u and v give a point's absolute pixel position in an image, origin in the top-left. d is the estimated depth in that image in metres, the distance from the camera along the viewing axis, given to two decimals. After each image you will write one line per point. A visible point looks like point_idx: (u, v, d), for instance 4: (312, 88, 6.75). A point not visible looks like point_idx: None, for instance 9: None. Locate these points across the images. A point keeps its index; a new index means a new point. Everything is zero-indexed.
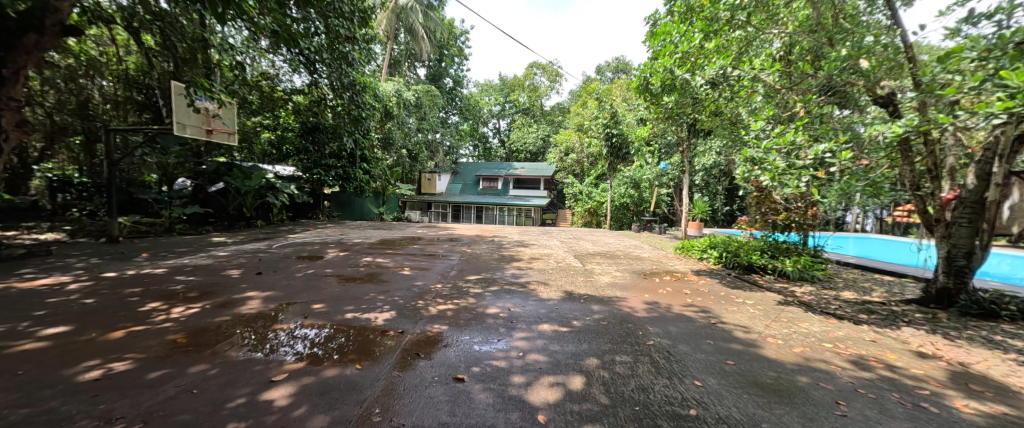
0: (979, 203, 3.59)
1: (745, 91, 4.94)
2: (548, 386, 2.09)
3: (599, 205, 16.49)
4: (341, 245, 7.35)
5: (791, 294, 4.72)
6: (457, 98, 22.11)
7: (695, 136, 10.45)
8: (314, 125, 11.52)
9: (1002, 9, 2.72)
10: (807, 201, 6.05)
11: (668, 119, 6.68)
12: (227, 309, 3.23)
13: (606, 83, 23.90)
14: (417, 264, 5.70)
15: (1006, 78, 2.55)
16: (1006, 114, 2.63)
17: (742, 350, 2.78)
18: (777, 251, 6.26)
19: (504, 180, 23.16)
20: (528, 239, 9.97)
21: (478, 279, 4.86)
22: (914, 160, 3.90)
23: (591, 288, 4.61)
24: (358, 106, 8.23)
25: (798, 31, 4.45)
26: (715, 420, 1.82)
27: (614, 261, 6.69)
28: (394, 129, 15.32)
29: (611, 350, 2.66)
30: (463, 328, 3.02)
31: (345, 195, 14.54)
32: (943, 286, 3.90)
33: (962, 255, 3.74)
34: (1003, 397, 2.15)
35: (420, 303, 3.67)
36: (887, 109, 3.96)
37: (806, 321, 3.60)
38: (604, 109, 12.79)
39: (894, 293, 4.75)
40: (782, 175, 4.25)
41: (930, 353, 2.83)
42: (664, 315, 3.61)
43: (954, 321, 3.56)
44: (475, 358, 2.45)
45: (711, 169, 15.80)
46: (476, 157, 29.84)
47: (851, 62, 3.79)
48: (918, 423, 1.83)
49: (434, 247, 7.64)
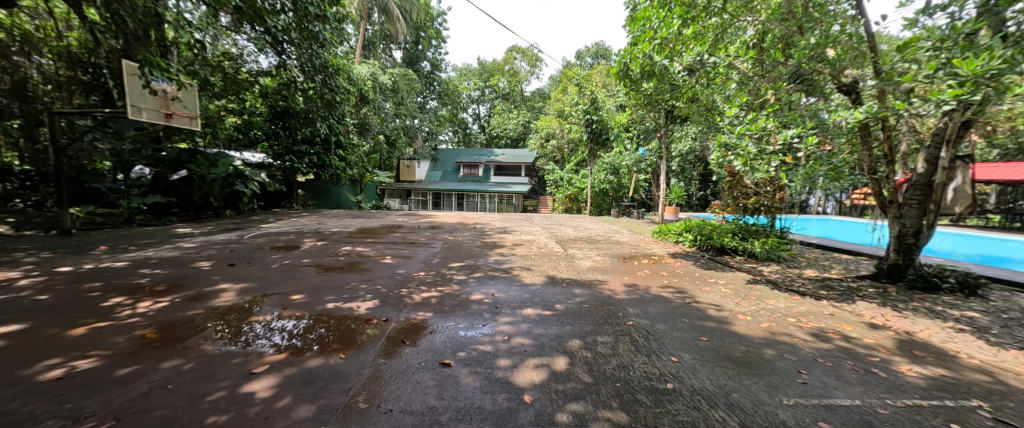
0: (928, 185, 3.88)
1: (720, 78, 5.13)
2: (533, 367, 2.15)
3: (580, 191, 16.68)
4: (318, 234, 7.18)
5: (759, 273, 5.02)
6: (434, 82, 21.52)
7: (673, 122, 10.65)
8: (285, 109, 11.04)
9: (954, 2, 2.89)
10: (776, 185, 6.36)
11: (647, 105, 6.76)
12: (199, 303, 3.11)
13: (587, 68, 23.97)
14: (399, 252, 5.66)
15: (956, 68, 2.75)
16: (955, 101, 2.87)
17: (715, 327, 2.94)
18: (748, 234, 6.56)
19: (485, 167, 22.98)
20: (509, 226, 10.01)
21: (461, 266, 4.87)
22: (872, 145, 4.15)
23: (573, 272, 4.74)
24: (331, 91, 8.03)
25: (770, 20, 4.64)
26: (689, 392, 1.93)
27: (594, 246, 6.84)
28: (370, 114, 14.81)
29: (593, 331, 2.75)
30: (447, 314, 3.04)
31: (321, 183, 14.15)
32: (894, 263, 4.22)
33: (912, 234, 4.04)
34: (941, 361, 2.38)
35: (403, 291, 3.65)
36: (850, 97, 4.22)
37: (773, 298, 3.83)
38: (584, 94, 12.90)
39: (850, 270, 5.13)
40: (755, 160, 4.63)
41: (881, 324, 3.08)
42: (643, 297, 3.76)
43: (903, 294, 3.88)
44: (461, 343, 2.47)
45: (686, 155, 16.24)
46: (456, 143, 29.40)
47: (819, 51, 3.97)
48: (870, 386, 2.01)
49: (415, 235, 7.57)
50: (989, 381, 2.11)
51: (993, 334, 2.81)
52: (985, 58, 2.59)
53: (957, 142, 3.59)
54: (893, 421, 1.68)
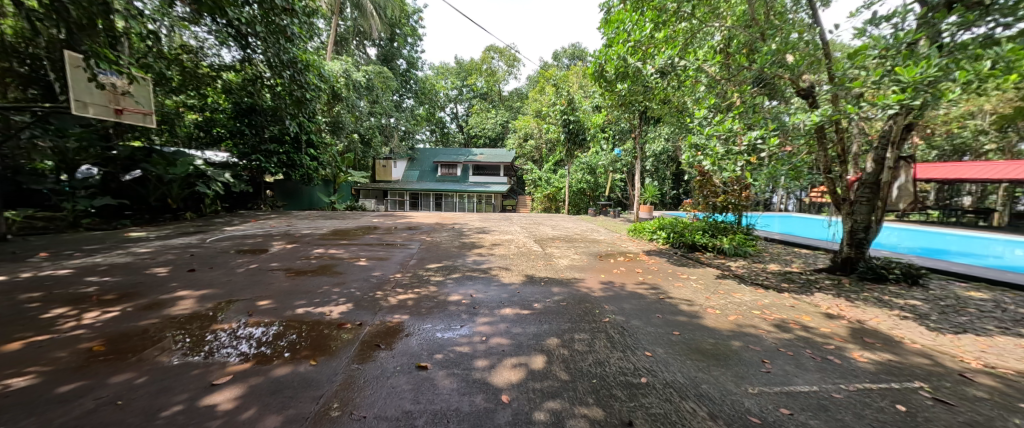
0: (875, 183, 4.16)
1: (690, 81, 5.27)
2: (511, 367, 2.16)
3: (558, 191, 16.88)
4: (288, 236, 6.90)
5: (727, 268, 5.25)
6: (411, 81, 21.13)
7: (647, 123, 10.94)
8: (250, 106, 10.61)
9: (896, 13, 3.12)
10: (742, 184, 6.65)
11: (621, 106, 6.91)
12: (155, 311, 2.91)
13: (564, 69, 24.26)
14: (374, 254, 5.53)
15: (899, 75, 2.96)
16: (897, 105, 3.08)
17: (686, 321, 3.04)
18: (717, 231, 6.84)
19: (463, 167, 22.81)
20: (488, 226, 9.99)
21: (439, 268, 4.81)
22: (827, 146, 4.43)
23: (551, 271, 4.79)
24: (301, 87, 7.76)
25: (736, 26, 4.88)
26: (662, 385, 1.99)
27: (572, 245, 6.94)
28: (344, 112, 14.32)
29: (570, 329, 2.79)
30: (425, 316, 3.00)
31: (291, 184, 13.64)
32: (847, 256, 4.51)
33: (861, 229, 4.34)
34: (888, 346, 2.57)
35: (379, 293, 3.57)
36: (807, 100, 4.44)
37: (740, 292, 4.02)
38: (561, 95, 13.05)
39: (809, 264, 5.45)
40: (722, 159, 4.76)
41: (836, 314, 3.29)
42: (619, 293, 3.85)
43: (855, 285, 4.16)
44: (438, 345, 2.44)
45: (660, 155, 16.74)
46: (434, 143, 29.03)
47: (781, 57, 4.30)
48: (826, 372, 2.15)
49: (391, 236, 7.42)
50: (929, 363, 2.30)
51: (932, 321, 3.06)
52: (923, 66, 2.81)
53: (899, 143, 3.89)
54: (846, 404, 1.80)
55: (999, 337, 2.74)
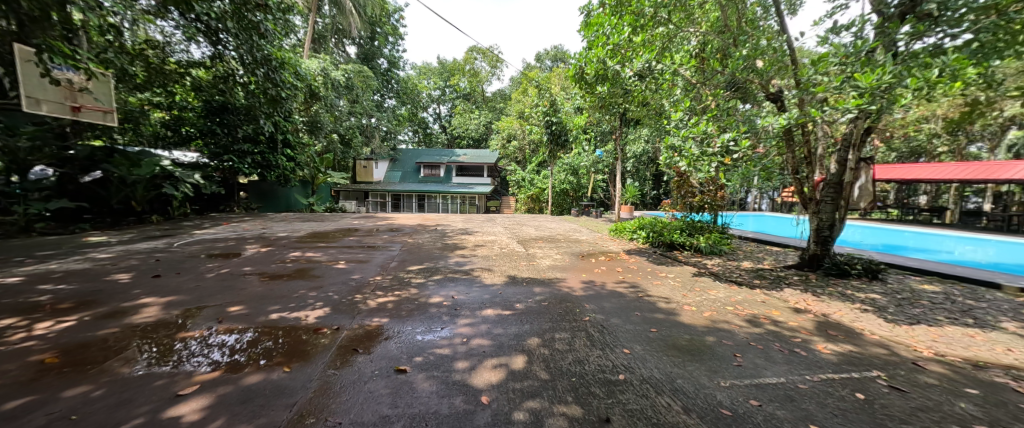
0: (839, 183, 4.37)
1: (667, 85, 5.31)
2: (491, 368, 2.16)
3: (541, 191, 16.99)
4: (263, 239, 6.67)
5: (704, 266, 5.41)
6: (392, 80, 20.80)
7: (627, 125, 11.16)
8: (222, 105, 10.24)
9: (855, 23, 3.30)
10: (717, 185, 6.87)
11: (602, 108, 7.02)
12: (116, 320, 2.76)
13: (546, 71, 24.44)
14: (354, 257, 5.42)
15: (857, 81, 3.13)
16: (856, 110, 3.26)
17: (663, 318, 3.12)
18: (694, 230, 7.03)
19: (446, 168, 22.65)
20: (471, 227, 9.95)
21: (420, 269, 4.75)
22: (795, 148, 4.63)
23: (533, 271, 4.82)
24: (276, 85, 7.54)
25: (709, 31, 5.04)
26: (639, 381, 2.03)
27: (554, 245, 7.00)
28: (322, 111, 13.92)
29: (551, 329, 2.81)
30: (405, 319, 2.96)
31: (267, 185, 13.25)
32: (814, 253, 4.72)
33: (827, 227, 4.56)
34: (850, 338, 2.71)
35: (357, 297, 3.50)
36: (777, 104, 4.63)
37: (715, 289, 4.15)
38: (544, 96, 13.16)
39: (779, 261, 5.68)
40: (697, 160, 4.86)
41: (804, 308, 3.44)
42: (600, 292, 3.91)
43: (821, 280, 4.37)
44: (418, 347, 2.42)
45: (640, 156, 17.10)
46: (416, 144, 28.69)
47: (751, 62, 4.48)
48: (793, 364, 2.25)
49: (371, 238, 7.29)
50: (886, 353, 2.44)
51: (889, 313, 3.26)
52: (879, 73, 3.00)
53: (860, 146, 4.11)
54: (810, 394, 1.89)
55: (948, 327, 2.93)
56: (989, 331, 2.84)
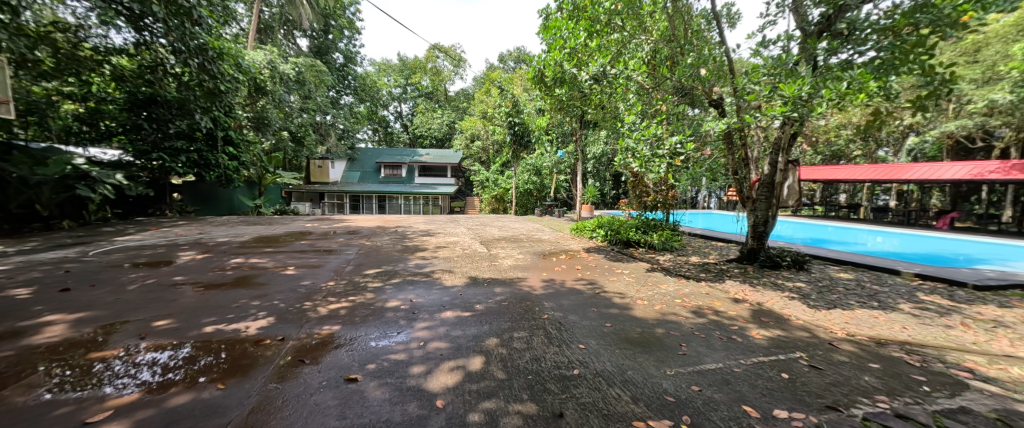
0: (771, 183, 4.80)
1: (621, 89, 5.54)
2: (448, 371, 2.13)
3: (505, 192, 17.11)
4: (200, 246, 6.10)
5: (657, 262, 5.71)
6: (349, 76, 19.80)
7: (587, 127, 11.51)
8: (150, 97, 8.96)
9: (780, 38, 3.65)
10: (668, 185, 7.26)
11: (560, 110, 7.16)
12: (10, 342, 2.40)
13: (510, 72, 24.56)
14: (305, 262, 5.11)
15: (783, 90, 3.47)
16: (780, 116, 3.60)
17: (618, 313, 3.25)
18: (648, 227, 7.38)
19: (408, 168, 22.04)
20: (433, 228, 9.76)
21: (377, 273, 4.58)
22: (734, 151, 5.01)
23: (495, 271, 4.82)
24: (213, 78, 7.04)
25: (659, 40, 5.33)
26: (593, 375, 2.10)
27: (517, 245, 7.05)
28: (269, 107, 12.85)
29: (510, 328, 2.83)
30: (358, 325, 2.84)
31: (206, 186, 12.23)
32: (752, 247, 5.13)
33: (762, 222, 4.98)
34: (779, 324, 2.99)
35: (307, 304, 3.30)
36: (719, 110, 5.00)
37: (665, 283, 4.40)
38: (506, 97, 13.24)
39: (723, 255, 6.13)
40: (649, 162, 5.09)
41: (741, 298, 3.74)
42: (559, 290, 4.00)
43: (757, 272, 4.77)
44: (372, 354, 2.33)
45: (600, 157, 17.69)
46: (376, 142, 27.65)
47: (696, 70, 4.79)
48: (730, 350, 2.43)
49: (325, 242, 6.93)
50: (807, 336, 2.71)
51: (812, 299, 3.63)
52: (798, 84, 3.34)
53: (787, 149, 4.54)
54: (743, 377, 2.06)
55: (858, 310, 3.33)
56: (890, 312, 3.25)
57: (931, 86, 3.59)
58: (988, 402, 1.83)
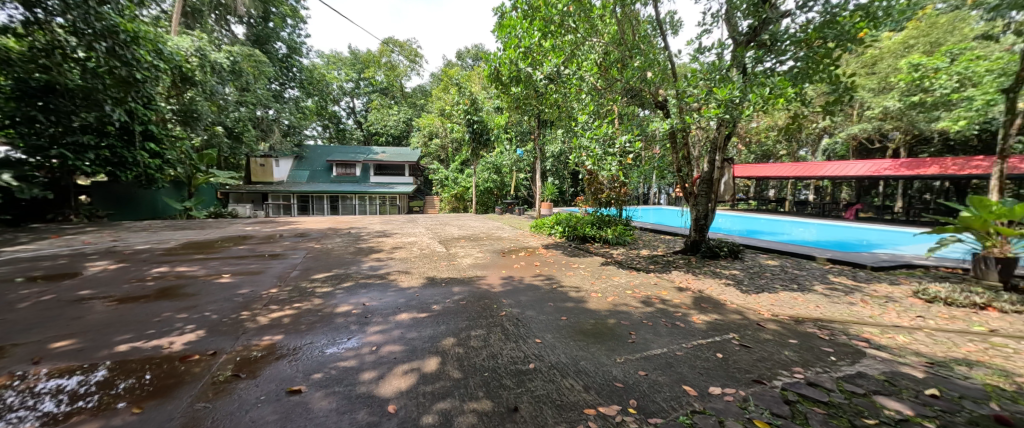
0: (709, 180, 5.18)
1: (574, 89, 5.68)
2: (401, 374, 2.06)
3: (465, 190, 16.90)
4: (116, 254, 5.39)
5: (611, 255, 5.96)
6: (293, 68, 18.36)
7: (545, 126, 11.70)
8: (47, 85, 7.51)
9: (713, 46, 3.96)
10: (620, 182, 7.56)
11: (517, 108, 7.18)
12: None
13: (468, 69, 24.32)
14: (243, 268, 4.70)
15: (717, 94, 3.79)
16: (715, 117, 3.90)
17: (573, 306, 3.34)
18: (603, 223, 7.67)
19: (362, 167, 21.03)
20: (390, 228, 9.42)
21: (327, 277, 4.33)
22: (678, 150, 5.33)
23: (453, 271, 4.75)
24: (127, 64, 6.49)
25: (609, 44, 5.57)
26: (548, 368, 2.15)
27: (476, 243, 7.02)
28: (199, 99, 11.33)
29: (467, 327, 2.81)
30: (304, 333, 2.67)
31: (122, 187, 10.93)
32: (694, 239, 5.51)
33: (702, 216, 5.37)
34: (716, 308, 3.25)
35: (245, 314, 3.04)
36: (663, 110, 5.30)
37: (618, 275, 4.60)
38: (464, 95, 13.09)
39: (670, 247, 6.55)
40: (601, 159, 5.45)
41: (685, 286, 4.02)
42: (517, 287, 4.04)
43: (700, 262, 5.16)
44: (318, 363, 2.20)
45: (558, 156, 18.09)
46: (326, 139, 26.08)
47: (642, 73, 5.07)
48: (674, 336, 2.60)
49: (269, 246, 6.42)
50: (740, 318, 2.98)
51: (745, 285, 3.99)
52: (729, 89, 3.67)
53: (722, 148, 4.94)
54: (685, 359, 2.21)
55: (782, 292, 3.71)
56: (807, 293, 3.67)
57: (836, 93, 4.08)
58: (879, 366, 2.13)
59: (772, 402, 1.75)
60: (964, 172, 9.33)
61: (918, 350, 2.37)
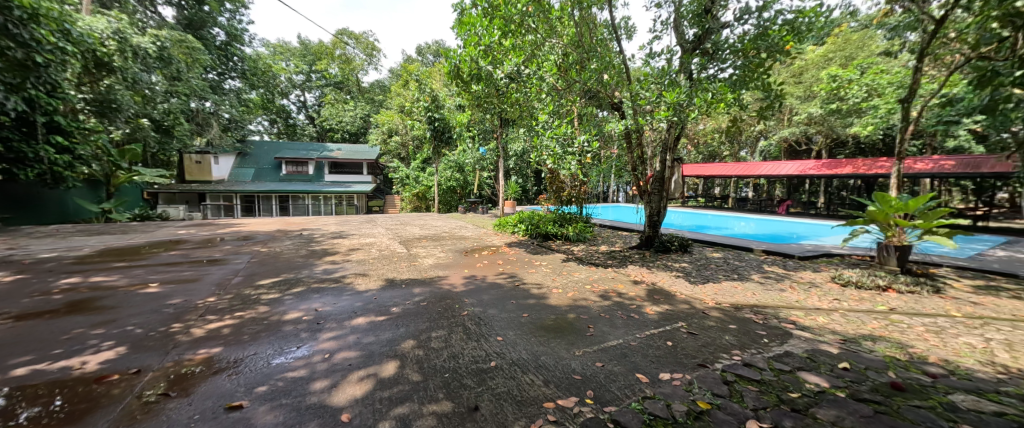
0: (660, 178, 5.46)
1: (535, 88, 5.60)
2: (356, 381, 1.98)
3: (427, 189, 16.49)
4: (13, 265, 4.66)
5: (572, 252, 6.12)
6: (234, 58, 16.80)
7: (508, 125, 11.73)
8: None
9: (662, 52, 4.19)
10: (579, 180, 7.77)
11: (478, 106, 7.13)
12: None
13: (428, 66, 23.79)
14: (176, 276, 4.26)
15: (666, 98, 4.00)
16: (665, 120, 4.11)
17: (535, 303, 3.39)
18: (564, 221, 7.84)
19: (316, 164, 19.78)
20: (346, 230, 8.99)
21: (274, 283, 4.04)
22: (632, 150, 5.57)
23: (414, 272, 4.64)
24: (24, 45, 5.62)
25: (568, 46, 5.70)
26: (509, 365, 2.16)
27: (438, 243, 6.89)
28: (121, 89, 10.07)
29: (428, 328, 2.75)
30: (248, 343, 2.48)
31: (25, 186, 9.45)
32: (649, 235, 5.80)
33: (655, 212, 5.65)
34: (667, 299, 3.45)
35: (177, 326, 2.76)
36: (618, 112, 5.52)
37: (578, 271, 4.73)
38: (425, 92, 12.80)
39: (627, 243, 6.84)
40: (561, 158, 5.47)
41: (640, 280, 4.22)
42: (479, 286, 4.02)
43: (654, 256, 5.45)
44: (264, 374, 2.05)
45: (521, 154, 18.24)
46: (274, 135, 24.31)
47: (599, 75, 5.24)
48: (629, 327, 2.73)
49: (207, 251, 5.87)
50: (688, 308, 3.19)
51: (692, 277, 4.28)
52: (677, 93, 3.90)
53: (673, 148, 5.22)
54: (639, 349, 2.33)
55: (725, 282, 4.02)
56: (746, 282, 4.00)
57: (768, 100, 4.48)
58: (803, 345, 2.38)
59: (714, 383, 1.89)
60: (872, 172, 10.64)
61: (834, 329, 2.68)
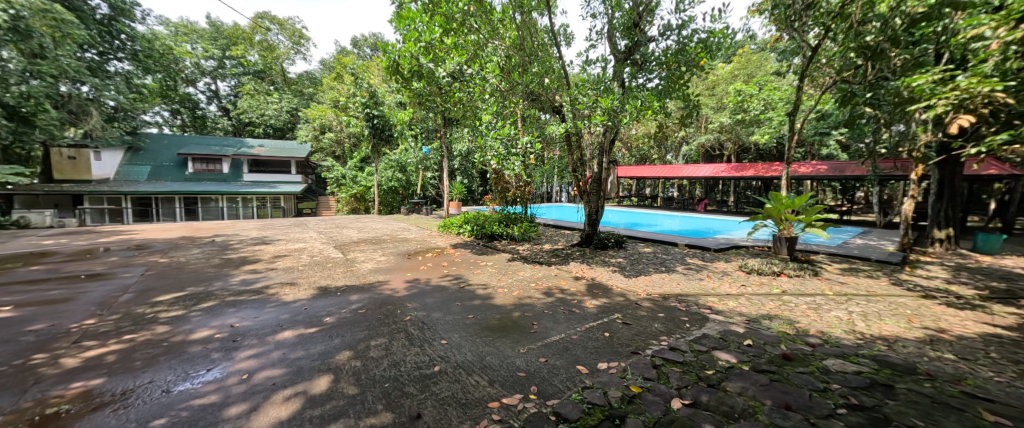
0: (597, 179, 5.80)
1: (477, 88, 5.62)
2: (282, 401, 1.81)
3: (366, 190, 15.55)
4: None
5: (516, 251, 6.21)
6: (122, 36, 14.16)
7: (452, 124, 11.53)
8: None
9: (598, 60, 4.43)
10: (524, 181, 7.91)
11: (420, 104, 6.90)
12: None
13: (365, 59, 22.47)
14: (40, 296, 3.50)
15: (602, 104, 4.25)
16: (600, 125, 4.36)
17: (480, 304, 3.39)
18: (509, 221, 7.92)
19: (233, 162, 17.60)
20: (272, 234, 8.14)
21: (177, 299, 3.51)
22: (572, 152, 5.82)
23: (351, 278, 4.36)
24: None
25: (511, 48, 5.75)
26: (453, 368, 2.14)
27: (378, 246, 6.55)
28: None
29: (366, 337, 2.61)
30: (143, 371, 2.13)
31: None
32: (588, 233, 6.11)
33: (593, 211, 5.97)
34: (605, 293, 3.67)
35: (42, 358, 2.27)
36: (559, 115, 5.73)
37: (522, 270, 4.82)
38: (361, 86, 12.07)
39: (569, 241, 7.13)
40: (505, 159, 5.55)
41: (581, 276, 4.43)
42: (423, 289, 3.91)
43: (593, 253, 5.75)
44: (165, 405, 1.78)
45: (466, 154, 18.02)
46: (178, 128, 21.14)
47: (539, 78, 5.38)
48: (570, 322, 2.85)
49: (87, 264, 4.92)
50: (622, 300, 3.42)
51: (627, 271, 4.60)
52: (611, 99, 4.17)
53: (608, 151, 5.57)
54: (579, 342, 2.44)
55: (655, 275, 4.37)
56: (672, 274, 4.40)
57: (688, 109, 4.98)
58: (717, 327, 2.69)
59: (644, 369, 2.06)
60: (768, 175, 12.41)
61: (741, 311, 3.07)
